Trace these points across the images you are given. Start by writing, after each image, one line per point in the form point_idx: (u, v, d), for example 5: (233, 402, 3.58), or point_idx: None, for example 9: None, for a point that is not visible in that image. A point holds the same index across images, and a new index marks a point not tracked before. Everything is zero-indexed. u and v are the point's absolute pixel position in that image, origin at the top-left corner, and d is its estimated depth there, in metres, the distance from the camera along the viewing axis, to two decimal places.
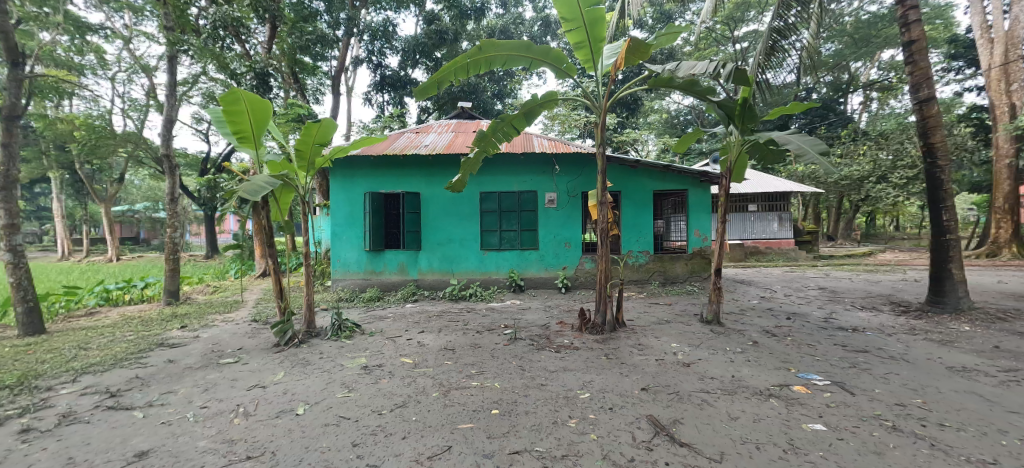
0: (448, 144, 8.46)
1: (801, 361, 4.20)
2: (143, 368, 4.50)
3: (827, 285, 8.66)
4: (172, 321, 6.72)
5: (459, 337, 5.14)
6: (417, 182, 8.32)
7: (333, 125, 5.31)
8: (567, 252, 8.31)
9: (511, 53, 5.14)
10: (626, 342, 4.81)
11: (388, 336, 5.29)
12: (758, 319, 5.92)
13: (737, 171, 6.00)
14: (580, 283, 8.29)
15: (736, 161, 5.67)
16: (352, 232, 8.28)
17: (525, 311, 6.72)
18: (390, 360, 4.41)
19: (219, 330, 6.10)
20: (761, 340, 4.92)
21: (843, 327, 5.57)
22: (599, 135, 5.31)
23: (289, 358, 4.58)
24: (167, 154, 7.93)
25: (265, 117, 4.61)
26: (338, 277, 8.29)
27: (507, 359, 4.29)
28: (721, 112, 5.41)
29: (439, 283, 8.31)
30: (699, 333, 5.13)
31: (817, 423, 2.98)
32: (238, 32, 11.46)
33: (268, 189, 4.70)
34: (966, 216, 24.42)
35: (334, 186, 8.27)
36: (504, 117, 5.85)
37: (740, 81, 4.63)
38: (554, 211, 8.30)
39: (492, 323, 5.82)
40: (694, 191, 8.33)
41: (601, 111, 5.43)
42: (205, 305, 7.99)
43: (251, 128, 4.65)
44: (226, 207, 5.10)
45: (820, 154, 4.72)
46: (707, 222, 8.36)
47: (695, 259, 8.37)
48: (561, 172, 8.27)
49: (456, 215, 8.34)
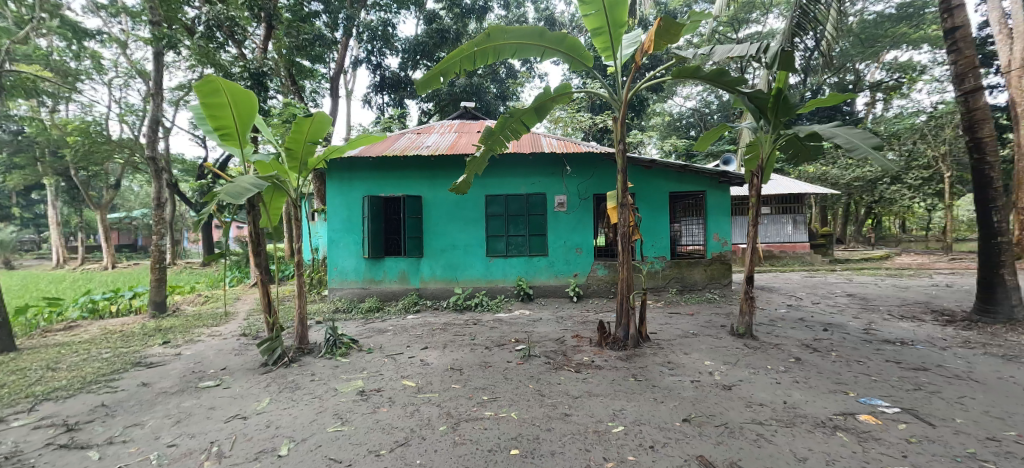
0: (451, 144, 8.01)
1: (857, 383, 3.71)
2: (111, 393, 3.99)
3: (855, 291, 8.15)
4: (155, 335, 6.22)
5: (466, 354, 4.64)
6: (419, 185, 7.85)
7: (327, 120, 4.84)
8: (578, 258, 7.81)
9: (521, 41, 4.68)
10: (653, 359, 4.30)
11: (388, 354, 4.79)
12: (793, 332, 5.40)
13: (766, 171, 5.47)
14: (593, 291, 7.78)
15: (769, 158, 5.15)
16: (350, 238, 7.80)
17: (536, 323, 6.22)
18: (390, 382, 3.91)
19: (204, 347, 5.59)
20: (804, 356, 4.42)
21: (889, 339, 5.06)
22: (619, 129, 4.84)
23: (276, 381, 4.07)
24: (152, 156, 7.40)
25: (250, 110, 4.13)
26: (335, 286, 7.80)
27: (522, 382, 3.78)
28: (752, 105, 4.92)
29: (442, 293, 7.79)
30: (732, 348, 4.63)
31: (905, 467, 2.47)
32: (232, 32, 11.05)
33: (254, 192, 4.22)
34: (971, 218, 24.03)
35: (331, 189, 7.80)
36: (513, 112, 5.39)
37: (787, 68, 3.81)
38: (565, 215, 7.82)
39: (501, 338, 5.32)
40: (712, 192, 7.85)
41: (619, 104, 4.92)
42: (193, 317, 7.47)
43: (236, 124, 4.18)
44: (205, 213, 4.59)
45: (873, 147, 4.19)
46: (727, 225, 7.87)
47: (714, 264, 7.85)
48: (572, 173, 7.79)
49: (460, 219, 7.86)
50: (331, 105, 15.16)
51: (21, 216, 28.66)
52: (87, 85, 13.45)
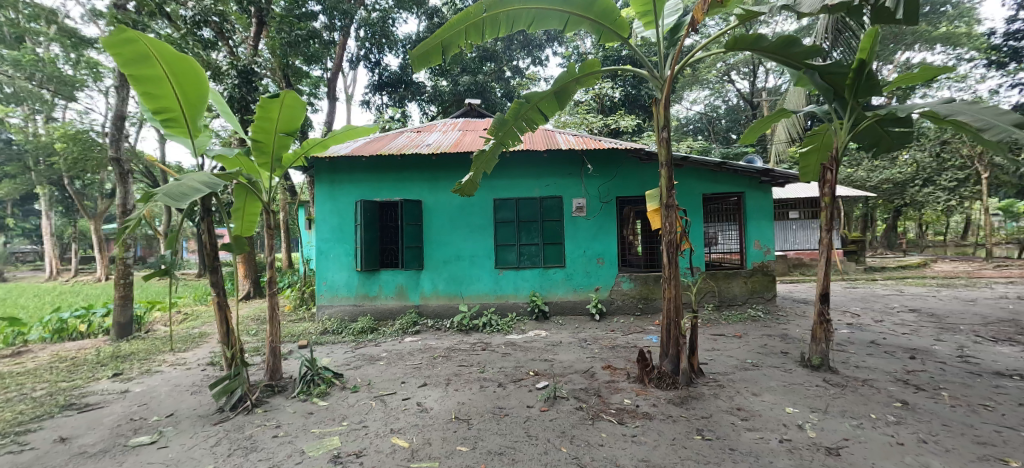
0: (455, 142, 7.13)
1: (1012, 444, 2.72)
2: (13, 455, 3.06)
3: (918, 306, 7.10)
4: (108, 364, 5.28)
5: (476, 396, 3.68)
6: (420, 188, 6.97)
7: (300, 104, 3.86)
8: (599, 270, 6.85)
9: (542, 6, 3.80)
10: (717, 405, 3.33)
11: (377, 394, 3.84)
12: (875, 361, 4.39)
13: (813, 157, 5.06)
14: (617, 307, 6.79)
15: (845, 149, 4.18)
16: (341, 248, 6.90)
17: (557, 347, 5.25)
18: (376, 441, 2.96)
19: (158, 381, 4.65)
20: (910, 399, 3.44)
21: (1001, 372, 4.05)
22: (661, 114, 3.95)
23: (227, 438, 3.14)
24: (116, 156, 6.52)
25: (198, 87, 3.24)
26: (324, 304, 6.87)
27: (552, 443, 2.81)
28: (825, 82, 3.99)
29: (445, 310, 6.84)
30: (813, 387, 3.65)
31: None
32: (223, 29, 10.28)
33: (203, 193, 3.30)
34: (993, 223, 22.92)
35: (320, 193, 6.93)
36: (530, 97, 4.45)
37: (906, 20, 3.02)
38: (584, 220, 6.89)
39: (516, 370, 4.35)
40: (752, 194, 6.89)
41: (662, 82, 4.01)
42: (161, 340, 6.51)
43: (178, 102, 3.26)
44: (136, 220, 3.59)
45: (1014, 125, 3.18)
46: (769, 231, 6.90)
47: (756, 276, 6.85)
48: (593, 172, 6.87)
49: (465, 226, 6.95)
50: (329, 108, 14.37)
51: (17, 226, 27.90)
52: (73, 88, 12.84)
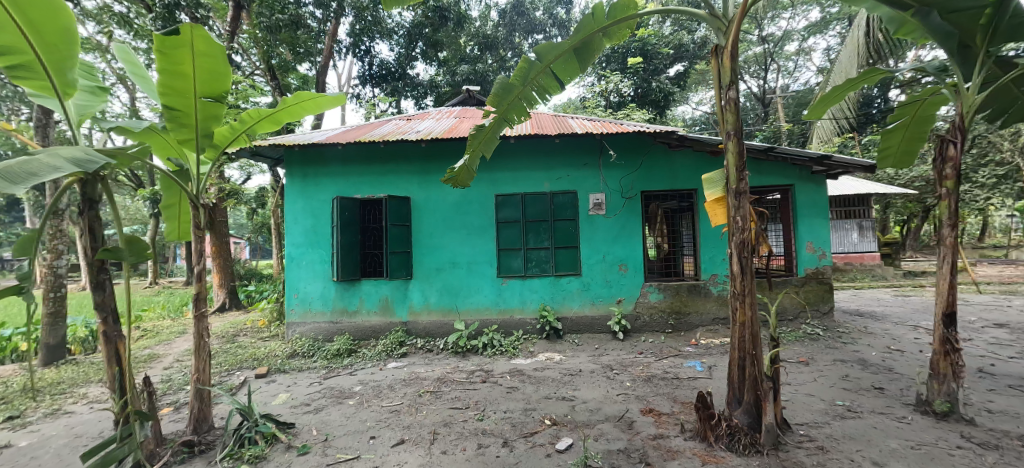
0: (449, 128, 6.06)
1: None
2: None
3: (1002, 320, 5.92)
4: (11, 401, 4.16)
5: (472, 465, 2.58)
6: (409, 182, 5.90)
7: (222, 54, 2.77)
8: (622, 279, 5.75)
9: None
10: None
11: (330, 461, 2.72)
12: (1008, 403, 3.27)
13: (913, 132, 4.00)
14: (643, 324, 5.67)
15: (974, 114, 3.04)
16: (315, 255, 5.82)
17: (577, 378, 4.14)
18: None
19: (58, 431, 3.54)
20: None
21: None
22: (725, 67, 2.83)
23: None
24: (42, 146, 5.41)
25: (51, 10, 2.19)
26: (295, 321, 5.78)
27: None
28: (945, 24, 2.92)
29: (437, 327, 5.75)
30: (959, 452, 2.52)
31: None
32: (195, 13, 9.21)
33: (63, 172, 2.22)
34: (1007, 224, 21.97)
35: (290, 190, 5.86)
36: (542, 54, 3.35)
37: None
38: (602, 220, 5.79)
39: (526, 417, 3.24)
40: (802, 187, 5.78)
41: (726, 23, 2.89)
42: (97, 365, 5.39)
43: (27, 39, 2.24)
44: None
45: None
46: (824, 231, 5.78)
47: (808, 285, 5.73)
48: (612, 163, 5.79)
49: (461, 228, 5.87)
50: None
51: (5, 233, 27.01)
52: None
